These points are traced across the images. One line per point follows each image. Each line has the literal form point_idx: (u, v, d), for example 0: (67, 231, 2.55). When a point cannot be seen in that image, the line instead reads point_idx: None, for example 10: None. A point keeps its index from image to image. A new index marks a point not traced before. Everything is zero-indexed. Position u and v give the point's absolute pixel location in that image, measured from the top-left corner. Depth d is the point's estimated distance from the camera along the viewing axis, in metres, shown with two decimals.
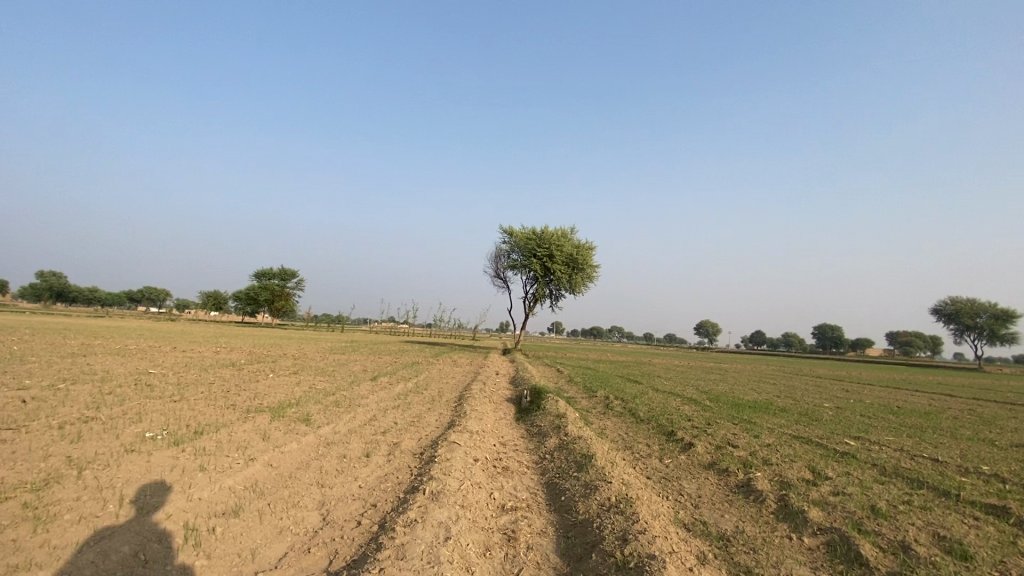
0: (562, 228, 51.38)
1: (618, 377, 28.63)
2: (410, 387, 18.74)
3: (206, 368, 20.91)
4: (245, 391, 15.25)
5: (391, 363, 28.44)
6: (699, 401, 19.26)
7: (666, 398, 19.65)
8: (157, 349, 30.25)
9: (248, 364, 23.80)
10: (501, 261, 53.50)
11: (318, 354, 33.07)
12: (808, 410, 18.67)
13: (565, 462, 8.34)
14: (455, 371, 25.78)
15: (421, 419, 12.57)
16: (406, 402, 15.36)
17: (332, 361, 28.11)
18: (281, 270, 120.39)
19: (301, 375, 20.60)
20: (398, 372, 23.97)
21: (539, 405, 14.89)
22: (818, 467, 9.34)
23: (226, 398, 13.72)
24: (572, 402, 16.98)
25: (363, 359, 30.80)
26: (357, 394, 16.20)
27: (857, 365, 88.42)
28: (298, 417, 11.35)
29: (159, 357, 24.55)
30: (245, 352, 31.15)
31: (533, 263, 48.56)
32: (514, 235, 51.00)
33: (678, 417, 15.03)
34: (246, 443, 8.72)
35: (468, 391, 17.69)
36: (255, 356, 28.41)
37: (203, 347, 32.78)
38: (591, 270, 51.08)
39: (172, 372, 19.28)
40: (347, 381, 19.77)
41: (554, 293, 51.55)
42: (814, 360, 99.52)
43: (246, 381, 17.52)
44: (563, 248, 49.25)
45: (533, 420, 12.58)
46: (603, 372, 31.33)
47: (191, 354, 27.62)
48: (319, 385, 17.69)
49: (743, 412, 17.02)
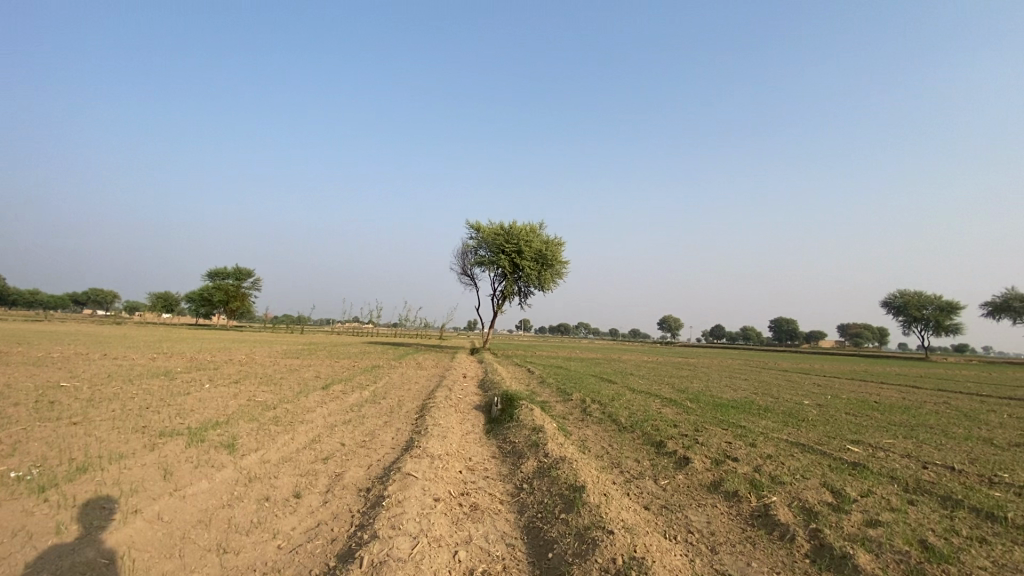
0: (530, 223, 49.94)
1: (591, 376, 27.31)
2: (366, 396, 16.75)
3: (129, 379, 18.27)
4: (166, 407, 12.98)
5: (348, 367, 26.21)
6: (681, 403, 18.03)
7: (645, 399, 18.40)
8: (80, 356, 26.92)
9: (183, 372, 21.16)
10: (468, 258, 51.67)
11: (269, 358, 30.40)
12: (792, 410, 17.77)
13: (549, 498, 6.69)
14: (420, 375, 23.87)
15: (375, 438, 10.74)
16: (360, 416, 13.46)
17: (283, 367, 25.69)
18: (236, 269, 114.64)
19: (242, 384, 18.26)
20: (355, 377, 21.87)
21: (511, 415, 13.26)
22: (837, 486, 8.08)
23: (138, 416, 11.47)
24: (547, 409, 15.45)
25: (318, 363, 28.38)
26: (303, 406, 14.13)
27: (816, 356, 90.96)
28: (220, 443, 9.31)
29: (77, 367, 21.54)
30: (185, 358, 28.22)
31: (501, 259, 46.95)
32: (481, 230, 49.25)
33: (664, 423, 13.71)
34: (137, 485, 6.73)
35: (431, 399, 15.90)
36: (195, 363, 25.62)
37: (137, 354, 29.57)
38: (561, 266, 49.89)
39: (85, 385, 16.62)
40: (294, 389, 17.61)
41: (523, 290, 50.12)
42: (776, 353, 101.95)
43: (172, 394, 15.15)
44: (532, 243, 47.83)
45: (506, 435, 10.94)
46: (576, 371, 30.00)
47: (119, 362, 24.59)
48: (260, 396, 15.52)
49: (729, 415, 15.85)
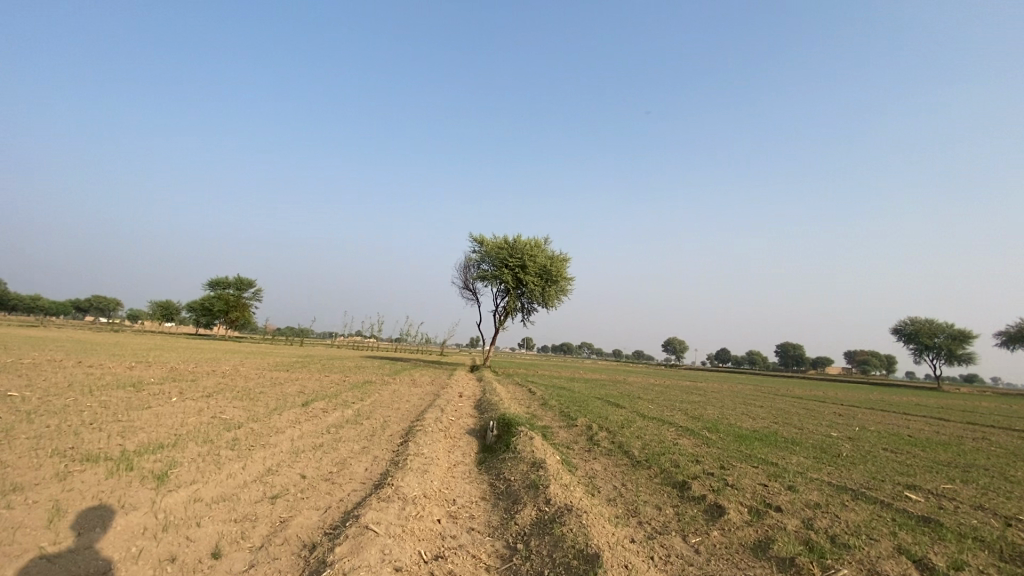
0: (536, 238, 48.59)
1: (598, 399, 25.44)
2: (348, 415, 15.01)
3: (91, 390, 16.60)
4: (113, 423, 11.30)
5: (337, 383, 24.44)
6: (699, 433, 16.18)
7: (658, 427, 16.59)
8: (55, 363, 25.31)
9: (156, 384, 19.49)
10: (470, 272, 50.25)
11: (256, 371, 28.68)
12: (823, 443, 15.92)
13: (550, 570, 5.00)
14: (413, 393, 22.12)
15: (344, 469, 9.04)
16: (335, 440, 11.74)
17: (267, 380, 23.98)
18: (239, 280, 113.80)
19: (214, 399, 16.53)
20: (342, 393, 20.15)
21: (509, 444, 11.54)
22: (918, 554, 6.31)
23: (72, 435, 9.82)
24: (549, 436, 13.70)
25: (307, 377, 26.63)
26: (271, 426, 12.40)
27: (827, 383, 88.20)
28: (149, 473, 7.62)
29: (41, 374, 19.88)
30: (166, 368, 26.56)
31: (504, 273, 45.44)
32: (484, 244, 47.90)
33: (683, 457, 11.93)
34: (3, 537, 5.08)
35: (419, 421, 14.18)
36: (173, 374, 23.91)
37: (117, 362, 27.96)
38: (566, 282, 48.30)
39: (38, 394, 14.98)
40: (270, 406, 15.89)
41: (526, 306, 48.47)
42: (784, 378, 99.32)
43: (129, 408, 13.46)
44: (536, 258, 46.37)
45: (500, 470, 9.23)
46: (580, 394, 28.14)
47: (93, 370, 22.97)
48: (227, 413, 13.79)
49: (756, 448, 13.98)
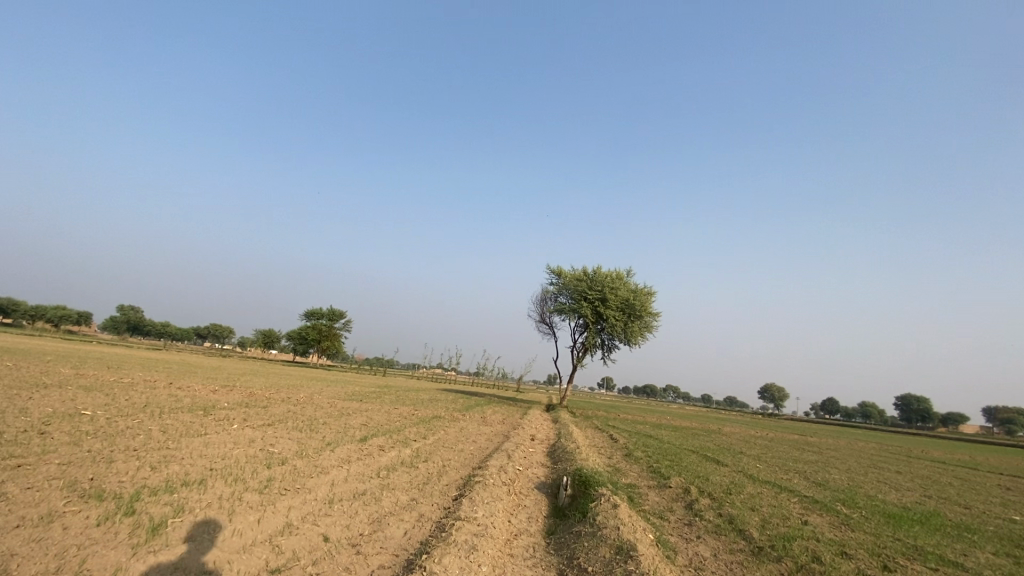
0: (617, 270, 45.90)
1: (691, 452, 21.91)
2: (403, 457, 13.35)
3: (162, 411, 16.48)
4: (156, 452, 10.46)
5: (404, 417, 23.14)
6: (833, 508, 12.61)
7: (775, 496, 13.28)
8: (150, 383, 26.50)
9: (226, 409, 19.23)
10: (547, 305, 48.45)
11: (329, 400, 28.36)
12: (1018, 536, 11.73)
13: None
14: (480, 434, 20.22)
15: (378, 531, 7.25)
16: (381, 488, 10.07)
17: (336, 410, 23.30)
18: (332, 311, 121.38)
19: (273, 428, 15.70)
20: (405, 429, 18.68)
21: (586, 509, 9.21)
22: None
23: (103, 464, 8.94)
24: (636, 500, 11.12)
25: (375, 409, 25.72)
26: (316, 464, 11.01)
27: (970, 446, 74.08)
28: (145, 521, 6.29)
29: (128, 394, 20.46)
30: (246, 393, 26.93)
31: (583, 307, 43.11)
32: (562, 276, 46.07)
33: (823, 546, 8.86)
34: None
35: (482, 470, 12.20)
36: (248, 399, 23.99)
37: (204, 385, 28.93)
38: (650, 318, 44.86)
39: (110, 414, 14.95)
40: (326, 438, 14.72)
41: (606, 343, 45.48)
42: (911, 437, 85.52)
43: (182, 435, 12.77)
44: (617, 292, 43.62)
45: (575, 551, 6.97)
46: (669, 444, 24.69)
47: (179, 392, 23.58)
48: (277, 445, 12.68)
49: (926, 539, 10.33)
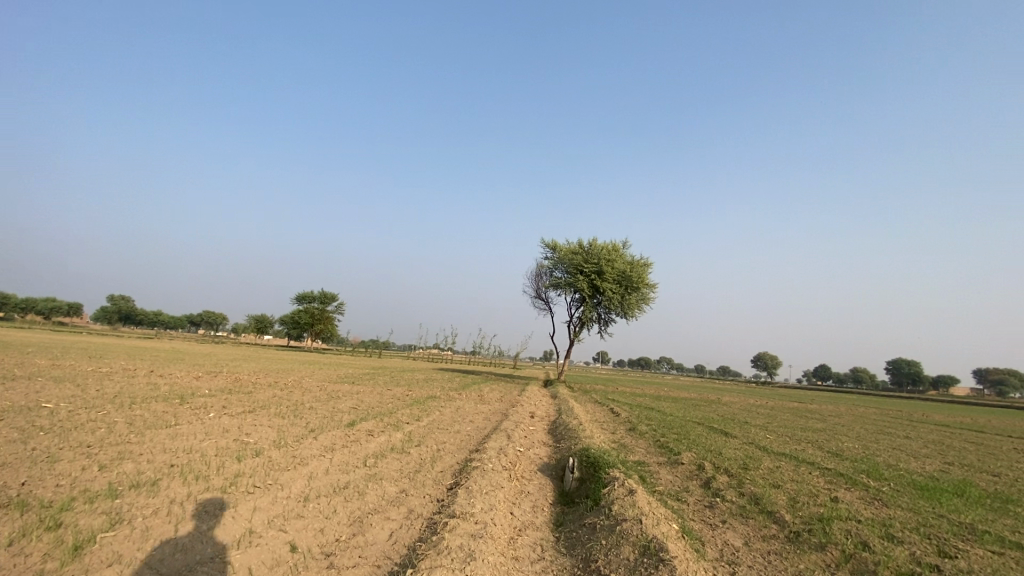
0: (613, 242, 44.67)
1: (697, 424, 21.05)
2: (394, 441, 12.25)
3: (133, 402, 15.31)
4: (111, 449, 9.27)
5: (397, 398, 22.10)
6: (859, 482, 11.75)
7: (796, 470, 12.37)
8: (129, 372, 25.27)
9: (205, 396, 18.01)
10: (542, 280, 47.31)
11: (319, 383, 27.22)
12: None
13: None
14: (477, 413, 19.22)
15: (358, 535, 6.14)
16: (366, 479, 8.95)
17: (326, 393, 22.24)
18: (324, 294, 119.86)
19: (253, 415, 14.57)
20: (397, 411, 17.60)
21: (598, 496, 8.18)
22: None
23: (41, 465, 7.76)
24: (650, 482, 10.12)
25: (367, 391, 24.71)
26: (295, 454, 9.89)
27: (966, 407, 74.45)
28: (68, 539, 5.16)
29: (101, 384, 19.25)
30: (232, 378, 25.79)
31: (579, 280, 41.98)
32: (557, 249, 44.83)
33: (866, 528, 7.88)
34: None
35: (480, 453, 11.14)
36: (233, 385, 22.85)
37: (188, 372, 27.75)
38: (648, 290, 43.88)
39: (73, 406, 13.78)
40: (310, 425, 13.62)
41: (604, 316, 44.56)
42: (905, 400, 86.34)
43: (147, 427, 11.58)
44: (614, 264, 42.47)
45: (591, 552, 5.93)
46: (674, 416, 23.86)
47: (158, 380, 22.42)
48: (254, 434, 11.56)
49: (969, 514, 9.43)
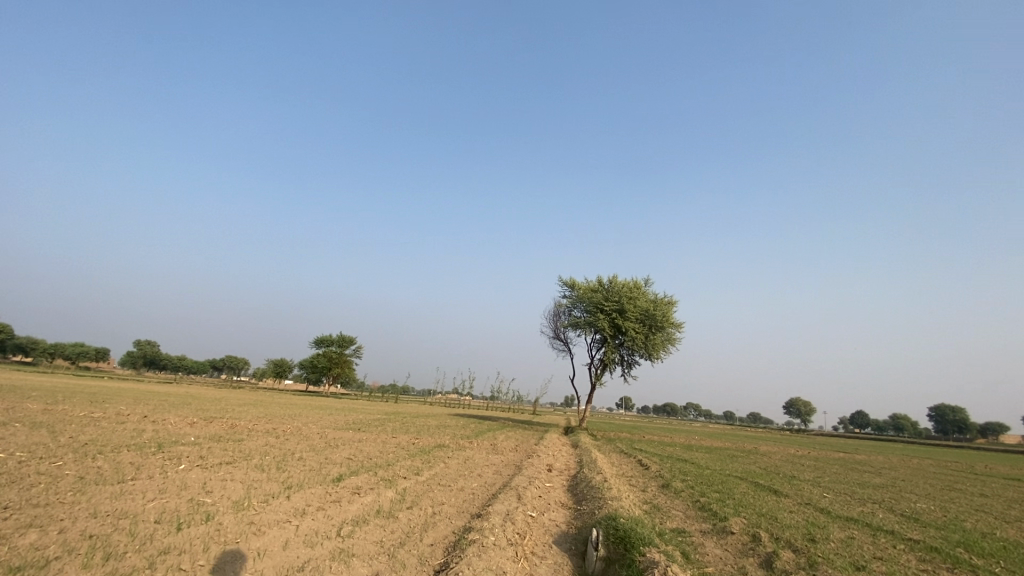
0: (634, 279, 42.83)
1: (739, 479, 18.39)
2: (381, 503, 10.27)
3: (101, 450, 13.69)
4: (26, 513, 7.57)
5: (401, 447, 20.05)
6: (963, 560, 9.28)
7: (876, 543, 9.93)
8: (122, 417, 23.79)
9: (186, 444, 16.30)
10: (561, 319, 45.41)
11: (321, 430, 25.29)
12: None
13: None
14: (487, 465, 17.03)
15: None
16: (331, 557, 7.01)
17: (323, 442, 20.32)
18: (343, 337, 119.63)
19: (230, 466, 12.81)
20: (396, 463, 15.58)
21: None
22: None
23: None
24: (695, 561, 7.95)
25: (371, 439, 22.69)
26: (252, 521, 8.04)
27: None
28: None
29: (81, 430, 17.77)
30: (228, 424, 24.11)
31: (600, 319, 39.99)
32: (576, 288, 43.14)
33: None
34: None
35: (481, 520, 9.10)
36: (227, 431, 21.11)
37: (185, 417, 26.15)
38: (673, 329, 41.51)
39: (29, 456, 12.22)
40: (290, 480, 11.73)
41: (627, 358, 42.14)
42: (957, 449, 79.68)
43: (94, 483, 9.87)
44: (636, 301, 40.47)
45: None
46: (711, 469, 21.14)
47: (148, 426, 20.83)
48: (215, 493, 9.75)
49: None
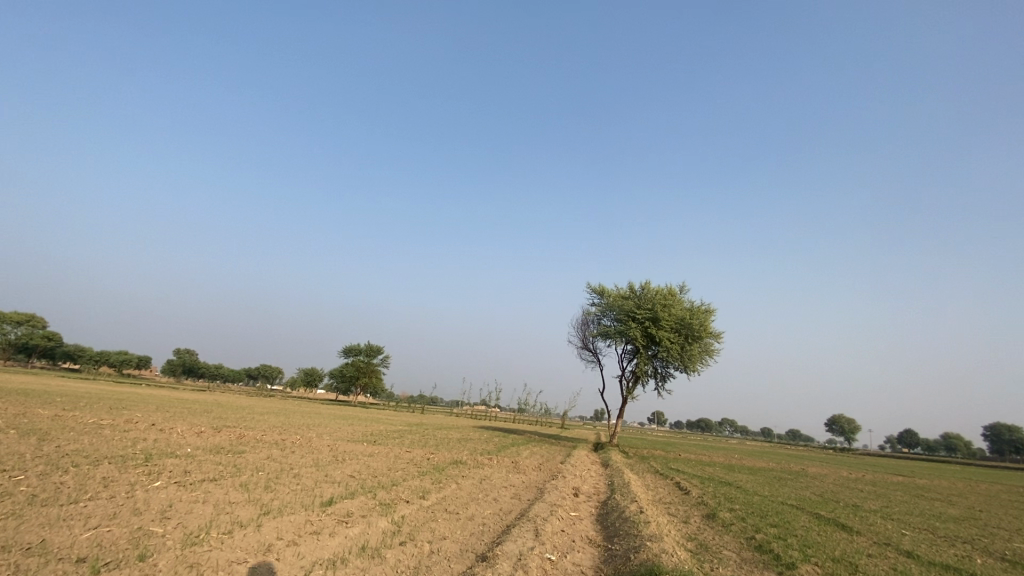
0: (668, 286, 40.37)
1: (797, 509, 15.87)
2: (369, 536, 8.51)
3: (79, 463, 12.43)
4: None
5: (413, 463, 18.30)
6: None
7: None
8: (129, 425, 22.86)
9: (177, 456, 14.94)
10: (590, 329, 43.26)
11: (333, 442, 23.82)
12: None
13: None
14: (504, 487, 15.11)
15: None
16: None
17: (330, 455, 18.74)
18: (370, 346, 120.10)
19: (210, 484, 11.26)
20: (401, 483, 13.81)
21: None
22: None
23: None
24: None
25: (383, 453, 21.03)
26: (197, 563, 6.41)
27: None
28: None
29: (75, 438, 16.68)
30: (237, 434, 22.85)
31: (632, 327, 37.70)
32: (605, 295, 41.00)
33: None
34: None
35: (487, 566, 7.21)
36: (231, 442, 19.81)
37: (195, 426, 25.12)
38: (711, 339, 38.78)
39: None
40: (272, 503, 10.11)
41: (660, 370, 39.59)
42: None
43: (38, 506, 8.45)
44: (670, 309, 38.00)
45: None
46: (760, 496, 18.59)
47: (150, 436, 19.72)
48: (174, 519, 8.20)
49: None
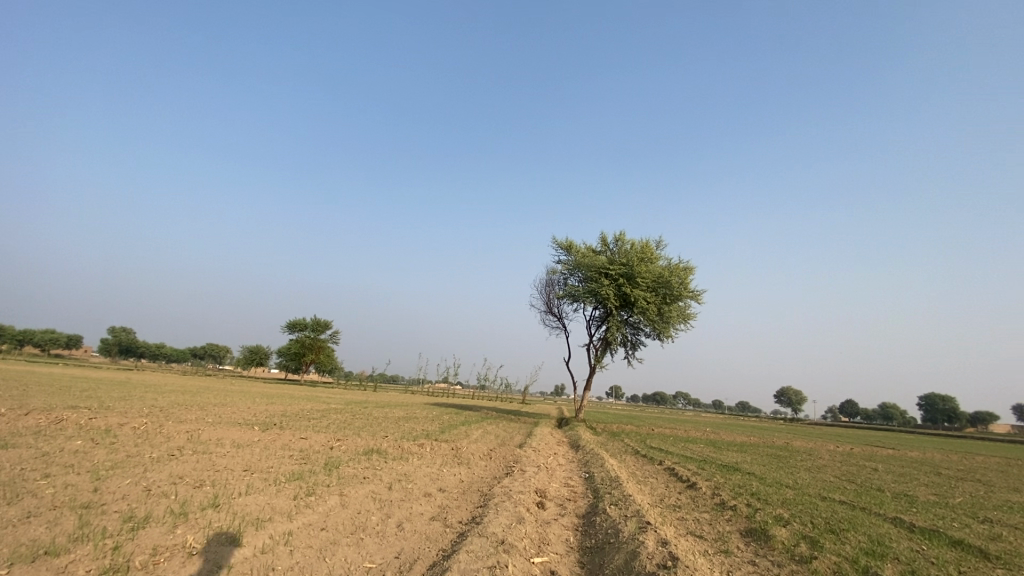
0: (645, 241, 35.21)
1: (869, 514, 10.58)
2: None
3: None
4: None
5: (295, 459, 12.02)
6: None
7: None
8: None
9: None
10: (554, 290, 37.88)
11: (210, 426, 17.22)
12: None
13: None
14: (420, 499, 9.09)
15: None
16: None
17: (170, 448, 12.22)
18: (316, 321, 111.88)
19: None
20: (229, 501, 7.55)
21: None
22: None
23: None
24: None
25: (267, 441, 14.66)
26: None
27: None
28: None
29: None
30: (60, 419, 15.93)
31: (604, 285, 32.46)
32: (574, 250, 35.55)
33: None
34: None
35: None
36: (18, 430, 12.96)
37: (13, 408, 17.93)
38: (690, 301, 34.01)
39: None
40: None
41: (633, 336, 34.71)
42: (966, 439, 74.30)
43: None
44: (647, 265, 32.95)
45: None
46: (792, 489, 13.40)
47: None
48: None
49: None
